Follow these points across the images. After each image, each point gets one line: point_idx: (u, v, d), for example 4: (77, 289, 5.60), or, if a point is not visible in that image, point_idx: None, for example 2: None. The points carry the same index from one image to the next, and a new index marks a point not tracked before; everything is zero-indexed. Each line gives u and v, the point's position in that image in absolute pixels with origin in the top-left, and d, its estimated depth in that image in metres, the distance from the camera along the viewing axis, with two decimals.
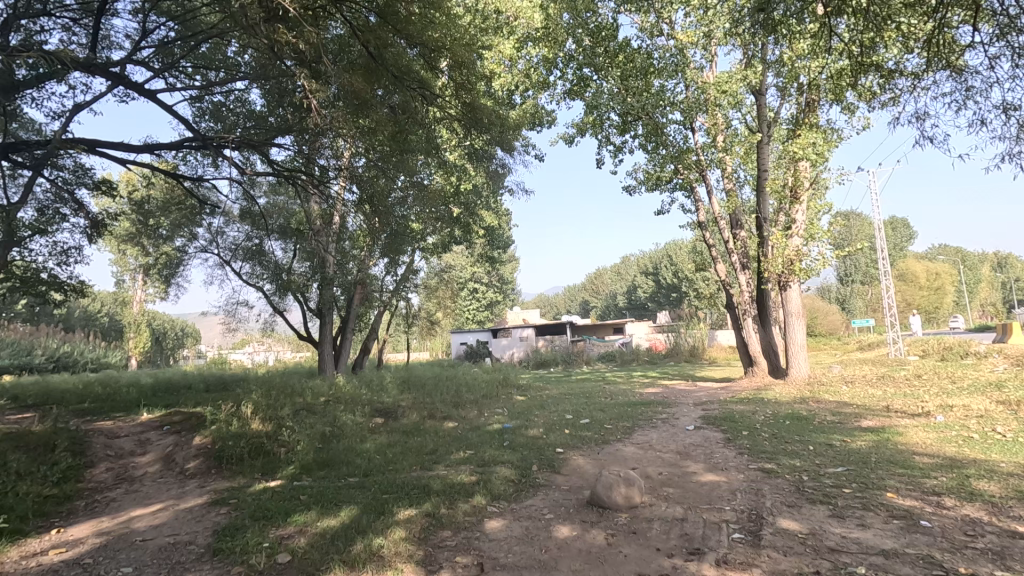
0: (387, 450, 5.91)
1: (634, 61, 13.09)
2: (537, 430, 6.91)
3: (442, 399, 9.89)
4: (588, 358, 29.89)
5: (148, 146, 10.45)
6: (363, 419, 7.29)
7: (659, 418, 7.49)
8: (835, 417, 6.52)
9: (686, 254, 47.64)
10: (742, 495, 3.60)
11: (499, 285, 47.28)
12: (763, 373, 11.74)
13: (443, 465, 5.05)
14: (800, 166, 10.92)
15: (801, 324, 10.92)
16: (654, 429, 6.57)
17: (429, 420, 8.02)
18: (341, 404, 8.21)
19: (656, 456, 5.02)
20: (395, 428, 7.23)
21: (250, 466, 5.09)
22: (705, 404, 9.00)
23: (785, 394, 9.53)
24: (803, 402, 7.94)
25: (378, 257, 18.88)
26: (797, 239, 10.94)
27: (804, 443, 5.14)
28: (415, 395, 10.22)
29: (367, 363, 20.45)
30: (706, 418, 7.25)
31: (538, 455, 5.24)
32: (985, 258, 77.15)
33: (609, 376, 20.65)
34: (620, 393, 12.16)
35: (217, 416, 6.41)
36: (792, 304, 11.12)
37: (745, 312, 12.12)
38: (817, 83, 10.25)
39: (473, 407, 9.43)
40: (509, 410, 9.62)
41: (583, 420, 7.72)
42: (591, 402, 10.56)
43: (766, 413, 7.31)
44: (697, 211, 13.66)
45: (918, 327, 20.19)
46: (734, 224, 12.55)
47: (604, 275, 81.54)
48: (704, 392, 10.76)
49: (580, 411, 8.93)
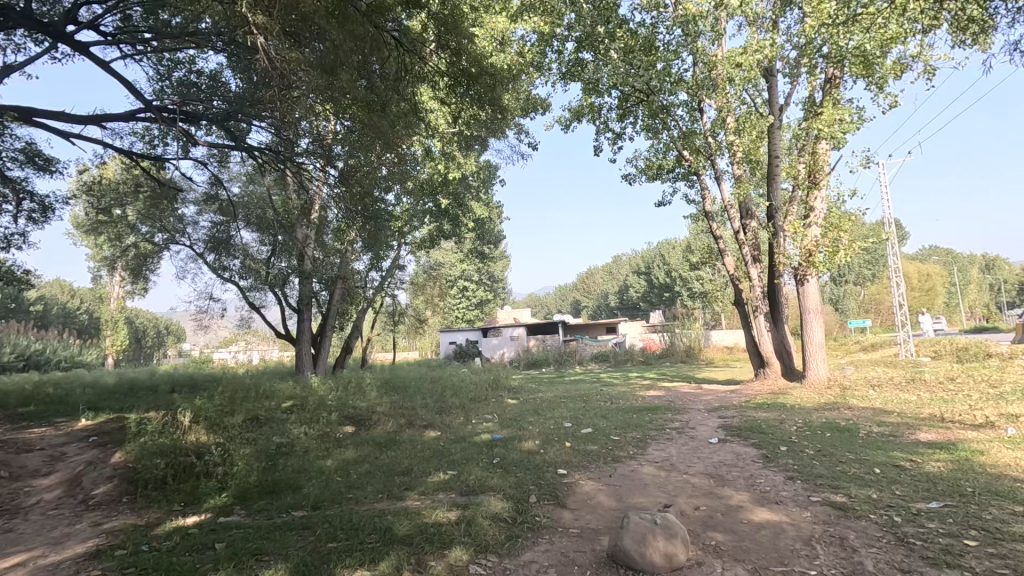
0: (351, 469, 4.86)
1: (637, 39, 12.11)
2: (532, 444, 5.89)
3: (425, 403, 8.82)
4: (580, 358, 28.94)
5: (94, 116, 9.25)
6: (328, 430, 6.23)
7: (673, 428, 6.48)
8: (883, 429, 5.56)
9: (679, 253, 46.92)
10: (824, 550, 2.61)
11: (489, 283, 46.27)
12: (777, 375, 10.77)
13: (416, 493, 4.02)
14: (820, 148, 9.99)
15: (819, 321, 9.96)
16: (671, 443, 5.56)
17: (407, 429, 6.98)
18: (307, 410, 7.13)
19: (685, 481, 4.02)
20: (366, 440, 6.18)
21: (170, 493, 4.02)
22: (720, 410, 8.01)
23: (805, 398, 8.60)
24: (834, 409, 7.00)
25: (361, 250, 17.77)
26: (817, 229, 10.02)
27: (865, 464, 4.15)
28: (394, 399, 9.17)
29: (349, 363, 19.32)
30: (728, 428, 6.24)
31: (536, 480, 4.21)
32: (974, 260, 77.38)
33: (604, 377, 19.70)
34: (622, 397, 11.17)
35: (147, 426, 5.32)
36: (810, 300, 10.17)
37: (757, 309, 11.14)
38: (840, 56, 9.32)
39: (458, 413, 8.37)
40: (499, 416, 8.57)
41: (585, 430, 6.71)
42: (590, 406, 9.55)
43: (797, 422, 6.33)
44: (703, 200, 12.71)
45: (926, 326, 19.43)
46: (744, 214, 11.63)
47: (596, 274, 80.77)
48: (716, 397, 9.79)
49: (579, 418, 7.91)
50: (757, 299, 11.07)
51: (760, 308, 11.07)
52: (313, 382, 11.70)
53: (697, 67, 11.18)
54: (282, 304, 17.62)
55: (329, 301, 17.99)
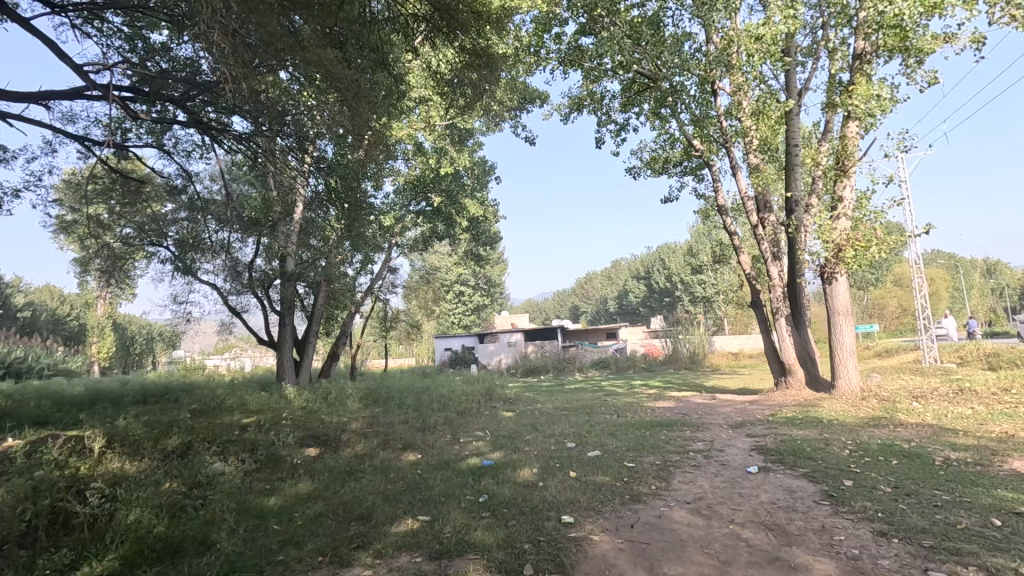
0: (297, 512, 3.80)
1: (643, 18, 11.12)
2: (530, 473, 4.83)
3: (409, 419, 7.77)
4: (580, 365, 27.89)
5: (35, 93, 8.13)
6: (283, 456, 5.17)
7: (698, 451, 5.42)
8: (963, 456, 4.51)
9: (680, 256, 45.97)
10: None
11: (486, 288, 45.26)
12: (802, 385, 9.71)
13: (370, 554, 2.97)
14: (849, 129, 8.90)
15: (849, 323, 8.89)
16: (700, 473, 4.50)
17: (381, 452, 5.92)
18: (267, 431, 6.07)
19: (735, 537, 2.97)
20: (328, 467, 5.12)
21: (36, 553, 2.99)
22: (747, 426, 6.96)
23: (839, 412, 7.56)
24: (886, 427, 5.94)
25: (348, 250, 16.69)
26: (846, 222, 8.95)
27: (973, 511, 3.11)
28: (374, 414, 8.12)
29: (336, 371, 18.18)
30: (765, 451, 5.19)
31: (534, 533, 3.16)
32: (975, 265, 76.64)
33: (607, 385, 18.67)
34: (631, 409, 10.17)
35: (48, 452, 4.27)
36: (839, 300, 9.09)
37: (778, 311, 10.10)
38: (872, 25, 8.26)
39: (447, 431, 7.34)
40: (492, 433, 7.51)
41: (593, 453, 5.65)
42: (596, 421, 8.52)
43: (847, 444, 5.27)
44: (716, 193, 11.69)
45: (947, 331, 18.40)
46: (761, 208, 10.60)
47: (595, 278, 79.81)
48: (738, 409, 8.77)
49: (584, 436, 6.86)
50: (777, 300, 10.02)
51: (781, 310, 10.01)
52: (293, 393, 10.69)
53: (713, 45, 10.27)
54: (264, 308, 16.50)
55: (314, 305, 16.88)
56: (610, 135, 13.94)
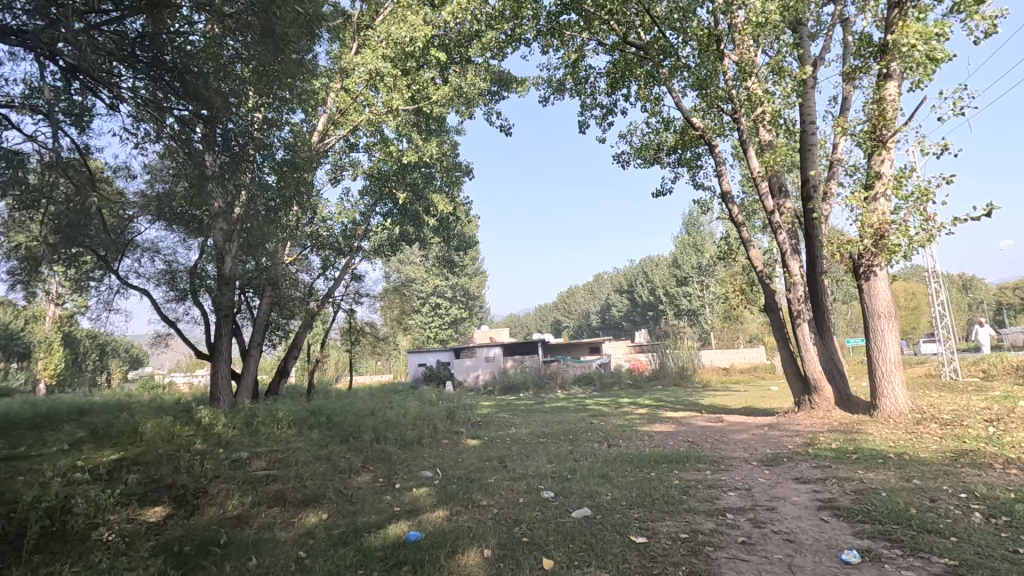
0: None
1: None
2: (478, 558, 2.96)
3: (333, 453, 5.83)
4: (563, 382, 26.04)
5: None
6: (81, 531, 3.20)
7: (739, 510, 3.60)
8: None
9: (664, 269, 44.73)
10: None
11: (464, 300, 43.40)
12: (832, 406, 7.97)
13: None
14: (887, 87, 7.27)
15: (894, 328, 7.15)
16: (763, 564, 2.67)
17: (266, 510, 3.98)
18: (94, 485, 4.04)
19: None
20: (154, 548, 3.17)
21: None
22: (787, 463, 5.15)
23: (898, 441, 5.81)
24: (994, 468, 4.21)
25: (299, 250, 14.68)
26: (885, 201, 7.25)
27: None
28: (290, 447, 6.15)
29: (286, 389, 16.00)
30: (843, 512, 3.39)
31: None
32: (952, 279, 77.07)
33: (593, 403, 16.84)
34: (627, 434, 8.34)
35: None
36: (881, 300, 7.30)
37: (799, 315, 8.40)
38: None
39: (381, 472, 5.40)
40: (442, 474, 5.58)
41: (581, 513, 3.80)
42: (583, 453, 6.65)
43: (963, 499, 3.49)
44: (719, 176, 9.97)
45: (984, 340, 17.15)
46: (774, 191, 8.89)
47: (577, 292, 78.56)
48: (762, 437, 7.01)
49: (566, 479, 5.01)
50: (798, 302, 8.33)
51: (802, 314, 8.30)
52: (212, 416, 8.67)
53: None
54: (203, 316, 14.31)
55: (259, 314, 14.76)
56: (597, 120, 12.31)
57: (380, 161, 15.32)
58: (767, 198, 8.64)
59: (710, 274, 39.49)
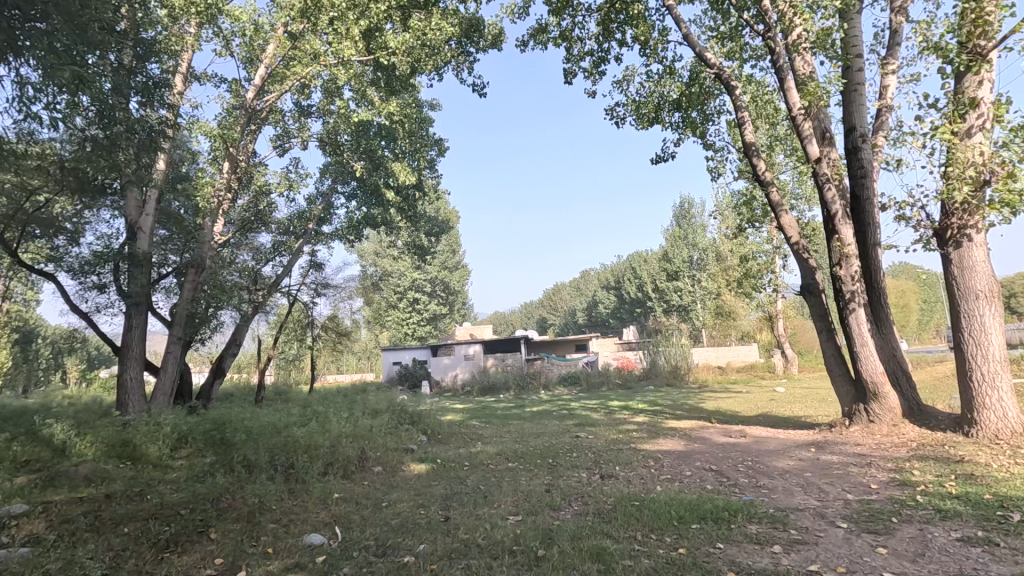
0: None
1: None
2: None
3: (164, 508, 3.65)
4: (546, 382, 24.08)
5: None
6: None
7: None
8: None
9: (653, 263, 42.91)
10: None
11: (444, 295, 41.32)
12: (900, 419, 5.97)
13: None
14: None
15: (997, 312, 5.16)
16: None
17: None
18: None
19: None
20: None
21: None
22: (903, 531, 3.10)
23: None
24: None
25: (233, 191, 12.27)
26: (983, 138, 5.22)
27: None
28: (107, 497, 3.96)
29: (221, 390, 13.63)
30: None
31: None
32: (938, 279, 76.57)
33: (579, 407, 14.96)
34: (622, 456, 6.30)
35: None
36: (979, 273, 5.24)
37: (851, 299, 6.29)
38: None
39: (229, 542, 3.26)
40: (336, 542, 3.50)
41: None
42: (566, 495, 4.56)
43: None
44: (739, 125, 7.81)
45: None
46: (816, 136, 6.74)
47: (562, 289, 76.45)
48: (816, 465, 5.02)
49: (531, 570, 2.89)
50: (851, 281, 6.27)
51: (857, 298, 6.24)
52: (68, 434, 6.44)
53: None
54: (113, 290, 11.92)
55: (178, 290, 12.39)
56: (585, 70, 10.27)
57: (335, 125, 13.21)
58: (811, 143, 6.46)
59: (702, 268, 37.67)
